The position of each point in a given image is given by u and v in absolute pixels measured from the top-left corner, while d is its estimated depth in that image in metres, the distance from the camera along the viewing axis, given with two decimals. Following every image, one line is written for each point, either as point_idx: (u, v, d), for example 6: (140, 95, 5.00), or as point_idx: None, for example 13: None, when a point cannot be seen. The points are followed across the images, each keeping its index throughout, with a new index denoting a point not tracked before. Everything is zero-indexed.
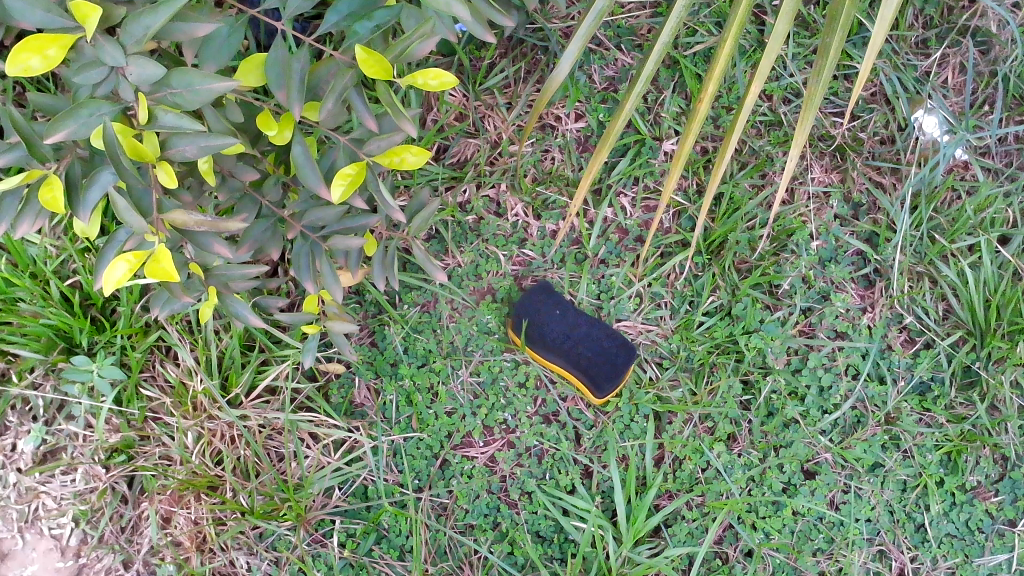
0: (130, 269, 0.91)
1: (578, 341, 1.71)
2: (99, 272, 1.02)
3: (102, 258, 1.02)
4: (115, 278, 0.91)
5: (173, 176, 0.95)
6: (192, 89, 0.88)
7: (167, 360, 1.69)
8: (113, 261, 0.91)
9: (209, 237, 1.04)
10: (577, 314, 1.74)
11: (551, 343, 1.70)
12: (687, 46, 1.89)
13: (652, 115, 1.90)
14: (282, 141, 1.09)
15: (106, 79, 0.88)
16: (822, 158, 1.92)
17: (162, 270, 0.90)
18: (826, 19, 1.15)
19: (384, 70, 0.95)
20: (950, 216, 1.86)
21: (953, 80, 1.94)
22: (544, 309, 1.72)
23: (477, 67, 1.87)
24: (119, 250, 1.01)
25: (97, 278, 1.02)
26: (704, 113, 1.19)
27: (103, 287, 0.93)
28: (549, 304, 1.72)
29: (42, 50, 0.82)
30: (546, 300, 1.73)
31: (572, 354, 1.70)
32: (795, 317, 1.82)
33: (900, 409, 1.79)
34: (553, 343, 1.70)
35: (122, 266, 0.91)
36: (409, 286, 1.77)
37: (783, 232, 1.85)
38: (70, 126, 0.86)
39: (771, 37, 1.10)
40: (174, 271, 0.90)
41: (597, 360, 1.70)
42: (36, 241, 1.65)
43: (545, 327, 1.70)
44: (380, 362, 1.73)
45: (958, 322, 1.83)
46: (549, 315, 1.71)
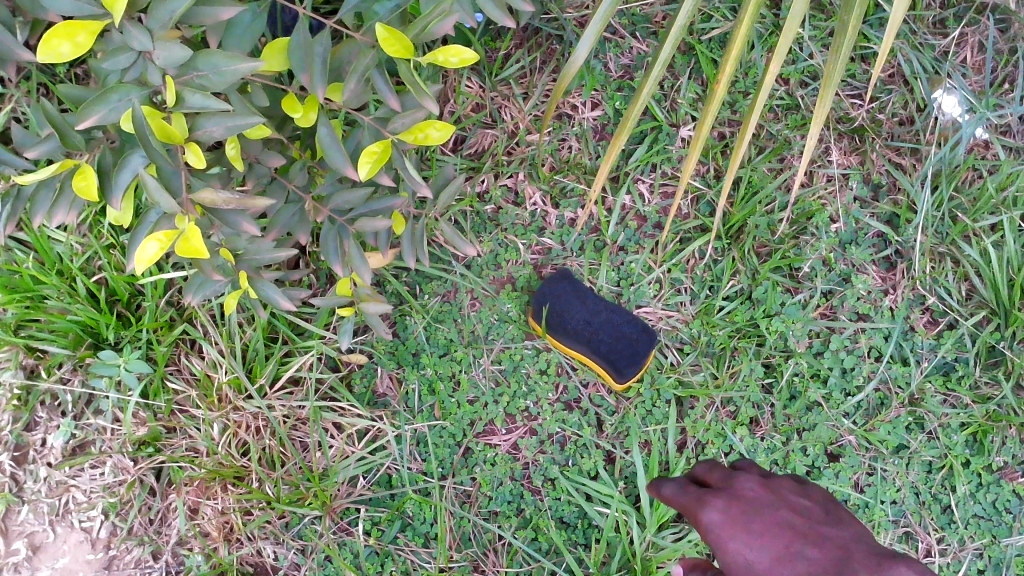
0: (162, 247, 0.92)
1: (597, 328, 1.74)
2: (133, 250, 1.06)
3: (136, 238, 1.06)
4: (147, 257, 0.92)
5: (201, 157, 0.95)
6: (216, 71, 0.90)
7: (192, 354, 1.70)
8: (145, 239, 0.92)
9: (237, 217, 1.06)
10: (595, 305, 1.75)
11: (572, 331, 1.73)
12: (702, 32, 1.88)
13: (669, 102, 1.90)
14: (307, 123, 1.09)
15: (134, 63, 0.89)
16: (840, 140, 1.92)
17: (192, 249, 0.91)
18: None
19: (406, 50, 0.95)
20: (971, 195, 1.86)
21: (972, 60, 1.93)
22: (563, 298, 1.73)
23: (492, 57, 1.88)
24: (151, 231, 1.02)
25: (131, 257, 1.06)
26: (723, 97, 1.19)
27: (135, 268, 0.94)
28: (570, 287, 1.74)
29: (72, 37, 0.84)
30: (570, 292, 1.73)
31: (596, 349, 1.73)
32: (816, 299, 1.82)
33: (924, 390, 1.79)
34: (573, 333, 1.73)
35: (154, 245, 0.92)
36: (429, 276, 1.76)
37: (803, 216, 1.84)
38: (101, 111, 0.88)
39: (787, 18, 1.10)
40: (204, 249, 0.92)
41: (611, 356, 1.72)
42: (61, 239, 1.69)
43: (564, 309, 1.72)
44: (402, 351, 1.74)
45: (981, 302, 1.82)
46: (570, 303, 1.73)
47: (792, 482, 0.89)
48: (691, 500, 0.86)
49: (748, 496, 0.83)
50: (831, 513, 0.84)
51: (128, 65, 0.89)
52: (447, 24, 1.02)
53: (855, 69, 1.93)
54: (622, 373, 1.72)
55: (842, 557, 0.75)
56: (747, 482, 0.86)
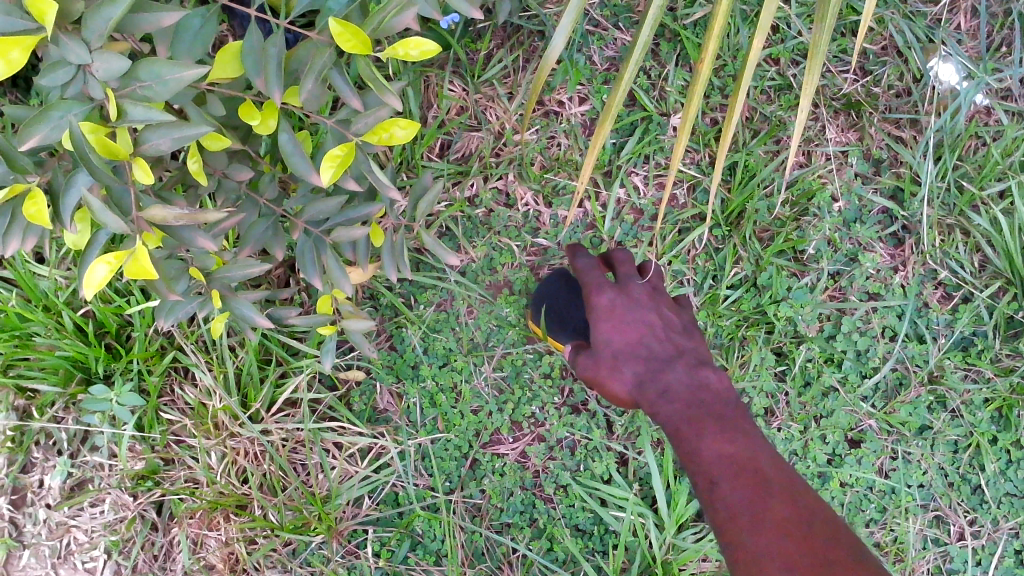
0: (112, 270, 0.84)
1: None
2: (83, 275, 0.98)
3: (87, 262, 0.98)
4: (95, 281, 0.84)
5: (150, 173, 0.87)
6: (159, 81, 0.84)
7: (186, 382, 1.66)
8: (93, 262, 0.84)
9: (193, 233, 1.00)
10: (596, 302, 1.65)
11: (570, 327, 1.60)
12: (686, 17, 1.83)
13: (657, 91, 1.85)
14: (267, 130, 1.04)
15: (75, 78, 0.82)
16: (837, 117, 1.86)
17: (142, 269, 0.85)
18: None
19: (363, 44, 0.91)
20: (976, 163, 1.80)
21: (966, 25, 1.87)
22: (558, 294, 1.66)
23: (473, 59, 1.83)
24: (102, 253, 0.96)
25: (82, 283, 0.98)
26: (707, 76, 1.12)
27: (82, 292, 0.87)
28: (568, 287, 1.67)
29: (3, 54, 0.75)
30: (564, 288, 1.67)
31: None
32: (824, 282, 1.77)
33: (943, 367, 1.73)
34: (575, 331, 1.59)
35: (103, 268, 0.84)
36: (423, 286, 1.71)
37: (803, 197, 1.79)
38: (41, 130, 0.84)
39: None
40: (154, 269, 0.85)
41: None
42: (45, 274, 1.65)
43: (560, 308, 1.64)
44: (400, 365, 1.69)
45: (995, 272, 1.77)
46: (568, 302, 1.65)
47: (667, 296, 1.43)
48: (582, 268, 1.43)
49: (638, 299, 1.37)
50: (679, 323, 1.39)
51: (67, 80, 0.82)
52: (406, 17, 0.97)
53: (847, 43, 1.87)
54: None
55: (677, 352, 1.31)
56: (637, 285, 1.40)
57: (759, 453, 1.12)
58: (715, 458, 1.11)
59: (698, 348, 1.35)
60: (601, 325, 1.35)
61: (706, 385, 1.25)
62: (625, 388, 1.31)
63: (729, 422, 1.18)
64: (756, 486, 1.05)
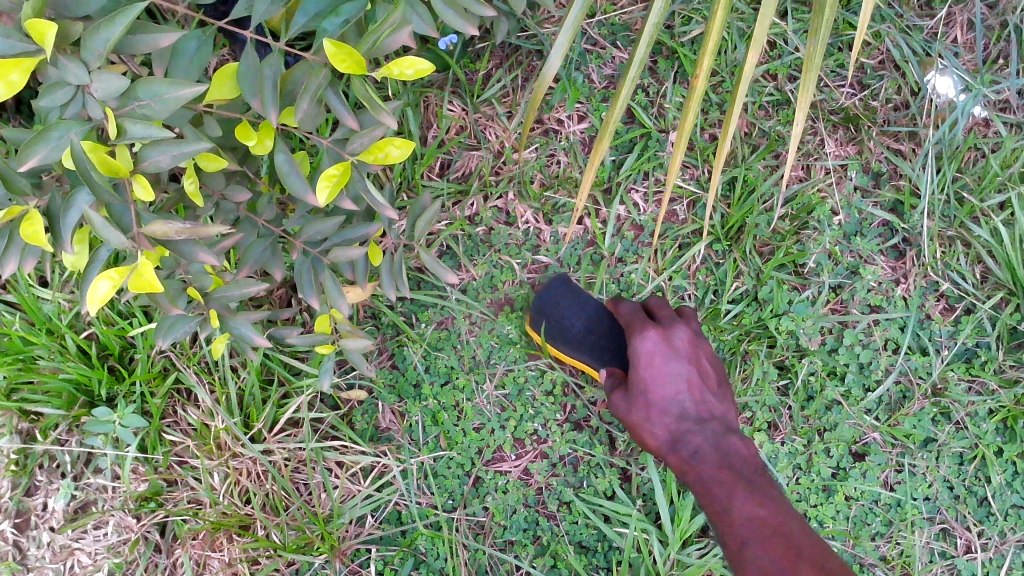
0: (114, 285, 0.86)
1: (602, 334, 1.65)
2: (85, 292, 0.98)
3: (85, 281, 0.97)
4: (98, 296, 0.86)
5: (151, 190, 0.90)
6: (159, 99, 0.85)
7: (188, 404, 1.66)
8: (96, 278, 0.86)
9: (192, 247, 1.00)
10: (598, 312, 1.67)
11: (574, 340, 1.65)
12: (683, 34, 1.85)
13: (656, 108, 1.86)
14: (264, 150, 1.06)
15: (74, 99, 0.85)
16: (835, 132, 1.87)
17: (147, 283, 0.86)
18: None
19: (357, 65, 0.92)
20: (976, 174, 1.80)
21: (963, 38, 1.88)
22: (561, 303, 1.67)
23: (472, 79, 1.85)
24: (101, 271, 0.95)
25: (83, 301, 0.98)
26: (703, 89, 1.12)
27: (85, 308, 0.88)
28: (564, 290, 1.68)
29: (5, 76, 0.77)
30: (569, 298, 1.67)
31: (596, 351, 1.64)
32: (825, 295, 1.77)
33: (947, 379, 1.73)
34: (576, 341, 1.66)
35: (105, 283, 0.86)
36: (424, 304, 1.72)
37: (802, 210, 1.79)
38: (40, 150, 0.83)
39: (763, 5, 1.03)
40: (158, 282, 0.87)
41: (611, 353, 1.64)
42: (50, 297, 1.67)
43: (556, 313, 1.66)
44: (402, 384, 1.69)
45: (997, 283, 1.76)
46: (570, 312, 1.66)
47: (706, 344, 1.54)
48: (635, 319, 1.54)
49: (678, 348, 1.47)
50: (715, 378, 1.50)
51: (67, 101, 0.85)
52: (399, 37, 0.99)
53: (844, 57, 1.88)
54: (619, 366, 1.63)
55: (709, 416, 1.45)
56: (680, 333, 1.49)
57: (789, 520, 1.30)
58: (747, 521, 1.31)
59: (730, 410, 1.48)
60: (643, 378, 1.46)
61: (735, 453, 1.42)
62: (656, 436, 1.45)
63: (758, 488, 1.37)
64: (787, 551, 1.24)
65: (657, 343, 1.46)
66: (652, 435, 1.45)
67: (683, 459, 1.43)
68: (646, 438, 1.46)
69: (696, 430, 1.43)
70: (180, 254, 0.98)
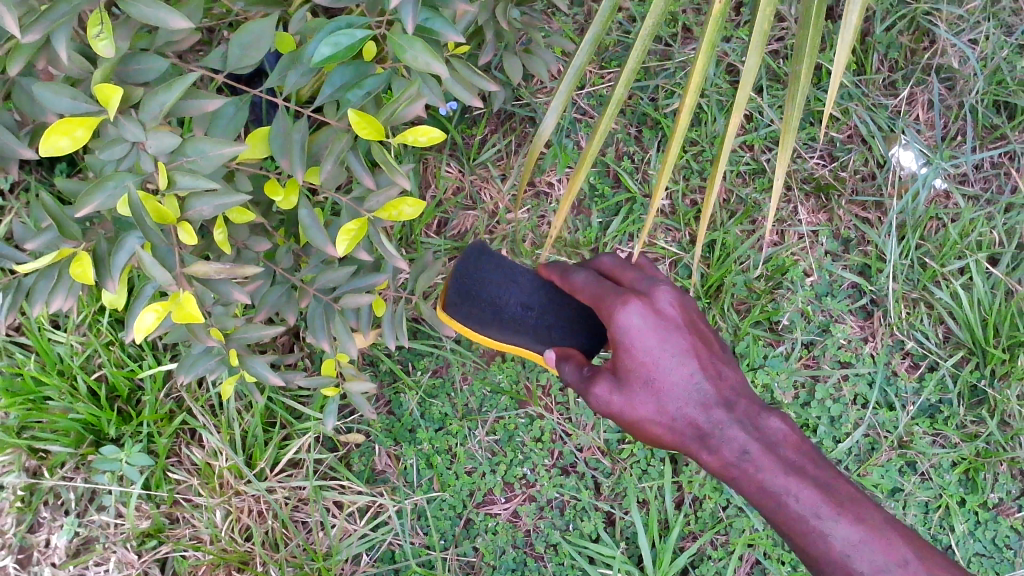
0: (159, 316, 0.99)
1: (545, 313, 1.32)
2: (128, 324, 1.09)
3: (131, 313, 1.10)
4: (145, 326, 0.99)
5: (192, 234, 1.00)
6: (206, 156, 0.96)
7: (193, 443, 1.74)
8: (143, 310, 0.99)
9: (225, 284, 1.11)
10: (533, 280, 1.34)
11: (506, 321, 1.31)
12: (666, 107, 2.02)
13: (640, 174, 2.00)
14: (289, 205, 1.17)
15: (128, 154, 0.95)
16: (807, 200, 2.01)
17: (188, 314, 0.98)
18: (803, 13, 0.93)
19: (377, 131, 1.04)
20: (937, 241, 1.94)
21: (924, 116, 2.05)
22: (477, 274, 1.35)
23: (470, 143, 1.98)
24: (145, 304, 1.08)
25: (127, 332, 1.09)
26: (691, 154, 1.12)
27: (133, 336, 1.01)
28: (486, 262, 1.36)
29: (70, 132, 0.88)
30: (490, 266, 1.35)
31: (541, 337, 1.30)
32: (798, 350, 1.88)
33: (913, 433, 1.83)
34: (513, 323, 1.31)
35: (150, 315, 0.99)
36: (421, 353, 1.81)
37: (777, 271, 1.91)
38: (97, 199, 0.93)
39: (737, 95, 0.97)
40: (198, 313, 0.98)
41: (559, 333, 1.30)
42: (62, 340, 1.74)
43: (480, 292, 1.33)
44: (398, 428, 1.78)
45: (958, 343, 1.88)
46: (493, 284, 1.34)
47: (691, 301, 1.19)
48: (604, 289, 1.16)
49: (669, 316, 1.11)
50: (717, 342, 1.17)
51: (122, 155, 0.95)
52: (415, 108, 1.11)
53: (816, 132, 2.04)
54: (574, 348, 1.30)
55: (735, 395, 1.12)
56: (665, 296, 1.13)
57: (889, 529, 1.06)
58: (847, 546, 1.04)
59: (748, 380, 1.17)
60: (644, 361, 1.09)
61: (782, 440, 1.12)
62: (672, 432, 1.11)
63: (844, 496, 1.08)
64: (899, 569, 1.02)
65: (651, 320, 1.09)
66: (662, 433, 1.11)
67: (727, 461, 1.10)
68: (653, 438, 1.13)
69: (724, 417, 1.10)
70: (215, 290, 1.10)
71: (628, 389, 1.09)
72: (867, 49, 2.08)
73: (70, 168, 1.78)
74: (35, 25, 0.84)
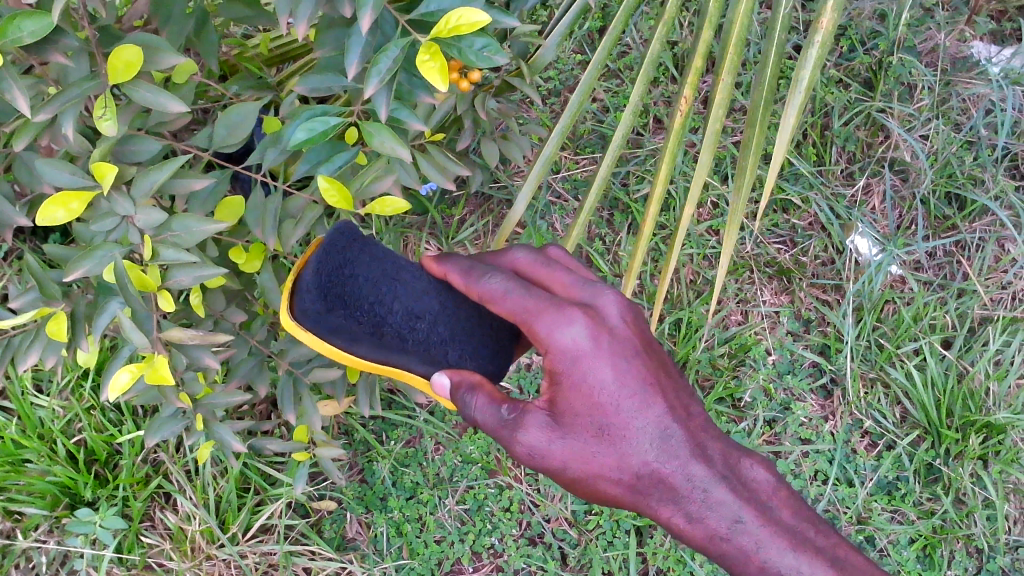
0: (133, 377, 1.06)
1: (433, 322, 1.11)
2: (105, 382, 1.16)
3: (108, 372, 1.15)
4: (118, 385, 1.06)
5: (171, 302, 1.05)
6: (188, 231, 1.04)
7: (167, 507, 1.77)
8: (118, 370, 1.06)
9: (199, 350, 1.18)
10: (417, 273, 1.13)
11: (390, 338, 1.08)
12: (636, 192, 2.13)
13: (611, 255, 2.09)
14: (252, 268, 1.26)
15: (117, 227, 1.02)
16: (771, 282, 2.11)
17: (160, 376, 1.06)
18: (746, 132, 1.17)
19: (344, 200, 1.09)
20: (892, 324, 2.03)
21: (879, 206, 2.17)
22: (348, 269, 1.07)
23: (449, 222, 2.08)
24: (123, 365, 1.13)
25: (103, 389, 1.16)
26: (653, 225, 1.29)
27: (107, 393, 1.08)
28: (364, 252, 1.10)
29: (66, 204, 0.96)
30: (366, 262, 1.09)
31: (435, 359, 1.10)
32: (760, 426, 1.95)
33: (871, 509, 1.88)
34: (395, 338, 1.08)
35: (125, 375, 1.06)
36: (395, 423, 1.87)
37: (739, 349, 2.01)
38: (85, 266, 1.00)
39: (698, 170, 1.19)
40: (170, 376, 1.06)
41: (456, 350, 1.11)
42: (44, 404, 1.79)
43: (353, 298, 1.06)
44: (369, 496, 1.82)
45: (915, 423, 1.95)
46: (367, 285, 1.08)
47: (632, 308, 1.08)
48: (536, 302, 1.02)
49: (618, 339, 1.02)
50: (664, 362, 1.08)
51: (112, 228, 1.02)
52: (383, 184, 1.20)
53: (778, 218, 2.16)
54: (471, 367, 1.11)
55: (699, 435, 1.04)
56: (610, 315, 1.04)
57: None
58: None
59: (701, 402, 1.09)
60: (603, 410, 1.00)
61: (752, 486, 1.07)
62: (629, 489, 1.02)
63: (824, 549, 1.06)
64: None
65: (609, 361, 1.01)
66: (622, 491, 1.02)
67: (715, 533, 1.03)
68: (605, 495, 1.03)
69: (703, 475, 1.02)
70: (189, 355, 1.17)
71: (584, 443, 1.00)
72: (825, 143, 2.22)
73: (63, 239, 1.88)
74: (47, 105, 0.94)
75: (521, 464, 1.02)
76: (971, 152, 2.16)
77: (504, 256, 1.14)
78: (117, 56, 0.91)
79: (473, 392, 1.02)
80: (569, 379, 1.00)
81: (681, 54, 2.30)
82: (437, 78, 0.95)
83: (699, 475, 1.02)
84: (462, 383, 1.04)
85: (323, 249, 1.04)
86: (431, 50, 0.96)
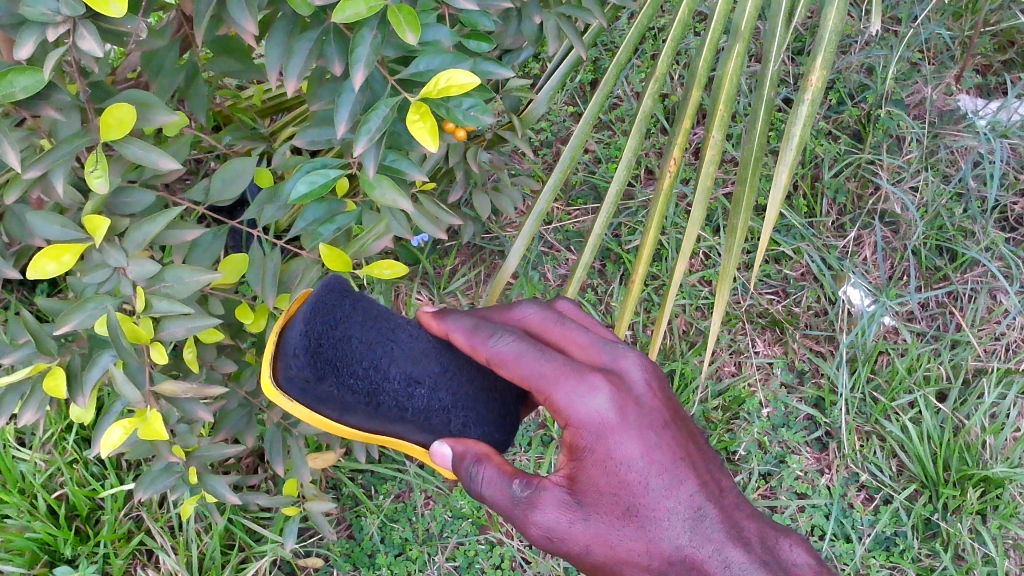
0: (125, 432, 1.04)
1: (433, 390, 1.09)
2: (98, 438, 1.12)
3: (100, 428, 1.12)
4: (111, 441, 1.04)
5: (164, 355, 1.05)
6: (182, 281, 1.03)
7: (149, 565, 1.72)
8: (111, 426, 1.04)
9: (192, 404, 1.14)
10: (413, 333, 1.12)
11: (389, 408, 1.06)
12: (628, 243, 2.13)
13: (603, 305, 2.08)
14: (258, 329, 1.24)
15: (109, 279, 1.00)
16: (763, 333, 2.10)
17: (154, 432, 1.04)
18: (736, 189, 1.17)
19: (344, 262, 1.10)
20: (886, 375, 2.02)
21: (871, 257, 2.16)
22: (339, 330, 1.04)
23: (440, 273, 2.07)
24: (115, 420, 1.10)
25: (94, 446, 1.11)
26: (642, 278, 1.28)
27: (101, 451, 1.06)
28: (357, 312, 1.08)
29: (57, 257, 0.94)
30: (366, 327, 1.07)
31: (435, 427, 1.09)
32: (754, 480, 1.93)
33: (869, 565, 1.85)
34: (394, 408, 1.07)
35: (118, 431, 1.04)
36: (384, 477, 1.85)
37: (733, 402, 1.99)
38: (76, 319, 0.97)
39: (689, 226, 1.19)
40: (164, 432, 1.04)
41: (458, 417, 1.10)
42: (26, 458, 1.76)
43: (346, 364, 1.03)
44: (357, 553, 1.78)
45: (912, 476, 1.92)
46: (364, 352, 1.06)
47: (655, 375, 1.07)
48: (554, 370, 1.00)
49: (645, 412, 1.01)
50: (690, 433, 1.07)
51: (103, 280, 1.00)
52: (383, 242, 1.20)
53: (770, 269, 2.16)
54: (473, 434, 1.11)
55: (732, 513, 1.04)
56: (636, 385, 1.03)
57: None
58: None
59: (725, 475, 1.08)
60: (631, 490, 0.98)
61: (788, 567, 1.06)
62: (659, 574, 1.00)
63: None
64: None
65: (636, 437, 0.99)
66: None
67: None
68: None
69: (741, 562, 1.00)
70: (182, 408, 1.13)
71: (610, 527, 0.98)
72: (815, 194, 2.24)
73: (51, 288, 1.87)
74: (39, 161, 0.92)
75: (540, 548, 1.00)
76: (961, 204, 2.17)
77: (510, 316, 1.13)
78: (111, 115, 0.91)
79: (482, 467, 1.01)
80: (594, 456, 0.98)
81: (672, 106, 2.33)
82: (426, 139, 0.94)
83: (736, 561, 1.00)
84: (466, 454, 1.03)
85: (312, 309, 1.01)
86: (420, 109, 0.95)
